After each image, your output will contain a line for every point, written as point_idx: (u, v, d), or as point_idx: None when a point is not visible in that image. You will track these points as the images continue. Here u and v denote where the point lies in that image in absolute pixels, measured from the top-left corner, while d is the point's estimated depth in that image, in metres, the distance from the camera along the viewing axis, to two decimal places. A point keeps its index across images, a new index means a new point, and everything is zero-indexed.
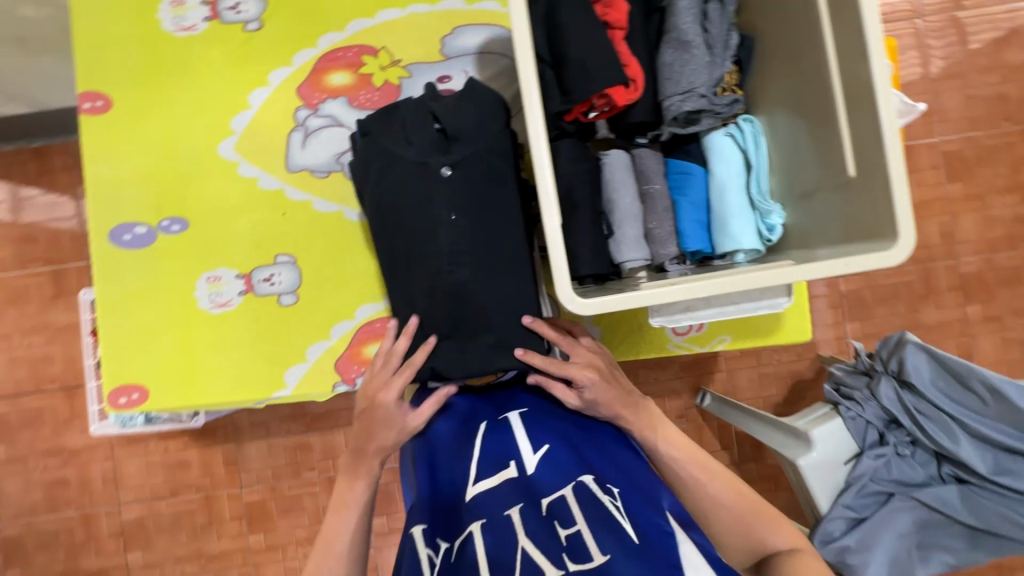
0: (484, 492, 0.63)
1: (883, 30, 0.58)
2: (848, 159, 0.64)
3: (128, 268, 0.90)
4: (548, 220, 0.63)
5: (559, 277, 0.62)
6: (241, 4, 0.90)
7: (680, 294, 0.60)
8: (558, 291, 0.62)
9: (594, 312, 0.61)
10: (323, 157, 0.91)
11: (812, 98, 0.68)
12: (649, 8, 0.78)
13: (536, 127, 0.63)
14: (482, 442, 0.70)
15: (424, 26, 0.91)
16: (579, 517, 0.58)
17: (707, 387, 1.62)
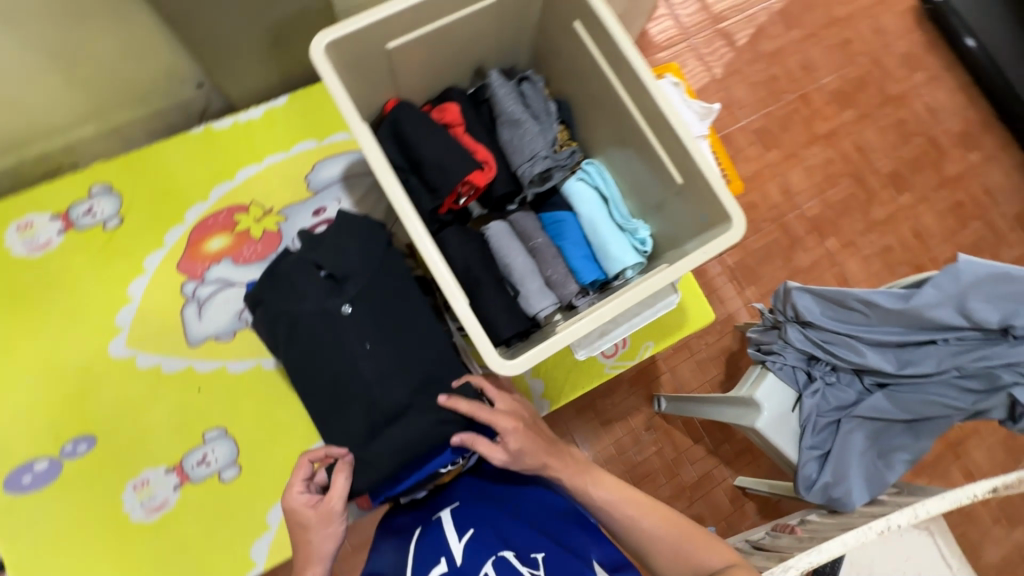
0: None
1: (651, 70, 0.73)
2: (673, 170, 0.77)
3: (37, 511, 0.82)
4: (456, 302, 0.68)
5: (484, 348, 0.66)
6: (95, 206, 0.90)
7: (589, 324, 0.67)
8: (489, 362, 0.66)
9: (525, 368, 0.66)
10: (224, 319, 0.90)
11: (628, 133, 0.82)
12: (476, 101, 0.90)
13: (416, 228, 0.69)
14: (415, 548, 0.75)
15: (285, 172, 0.97)
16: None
17: (659, 392, 1.75)
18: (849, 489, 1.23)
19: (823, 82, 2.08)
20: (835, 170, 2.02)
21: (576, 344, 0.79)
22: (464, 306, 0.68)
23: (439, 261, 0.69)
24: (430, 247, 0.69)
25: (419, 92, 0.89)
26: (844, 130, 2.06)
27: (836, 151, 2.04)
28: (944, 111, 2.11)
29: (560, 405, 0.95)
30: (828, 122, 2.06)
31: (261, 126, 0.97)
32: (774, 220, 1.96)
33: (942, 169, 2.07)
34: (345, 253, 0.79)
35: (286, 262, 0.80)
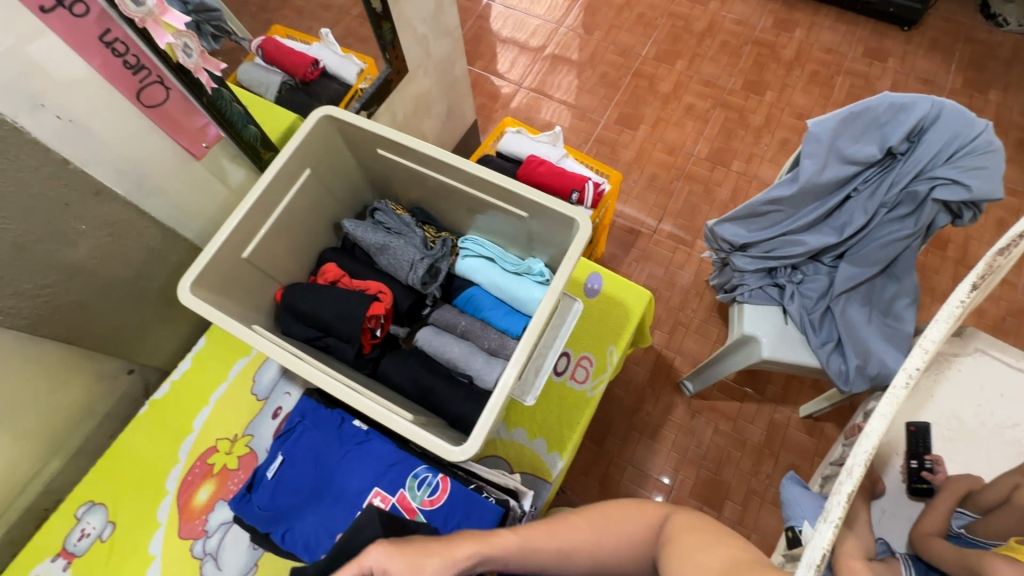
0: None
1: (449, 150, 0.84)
2: (518, 208, 0.86)
3: None
4: (394, 424, 0.69)
5: (437, 445, 0.68)
6: (86, 526, 0.94)
7: (512, 372, 0.70)
8: (446, 455, 0.68)
9: (481, 443, 0.68)
10: (242, 557, 0.91)
11: (473, 201, 0.91)
12: (349, 249, 0.99)
13: (328, 382, 0.72)
14: None
15: (233, 397, 1.03)
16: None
17: (681, 377, 1.74)
18: (881, 360, 1.23)
19: (644, 54, 2.30)
20: (700, 109, 2.18)
21: (521, 393, 0.81)
22: (404, 421, 0.69)
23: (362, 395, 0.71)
24: (343, 387, 0.72)
25: (299, 270, 0.98)
26: (686, 77, 2.24)
27: (691, 96, 2.21)
28: (752, 17, 2.33)
29: (571, 450, 0.95)
30: (668, 79, 2.25)
31: (194, 373, 1.04)
32: (679, 177, 2.07)
33: (782, 58, 2.24)
34: (325, 451, 0.77)
35: (271, 487, 0.75)
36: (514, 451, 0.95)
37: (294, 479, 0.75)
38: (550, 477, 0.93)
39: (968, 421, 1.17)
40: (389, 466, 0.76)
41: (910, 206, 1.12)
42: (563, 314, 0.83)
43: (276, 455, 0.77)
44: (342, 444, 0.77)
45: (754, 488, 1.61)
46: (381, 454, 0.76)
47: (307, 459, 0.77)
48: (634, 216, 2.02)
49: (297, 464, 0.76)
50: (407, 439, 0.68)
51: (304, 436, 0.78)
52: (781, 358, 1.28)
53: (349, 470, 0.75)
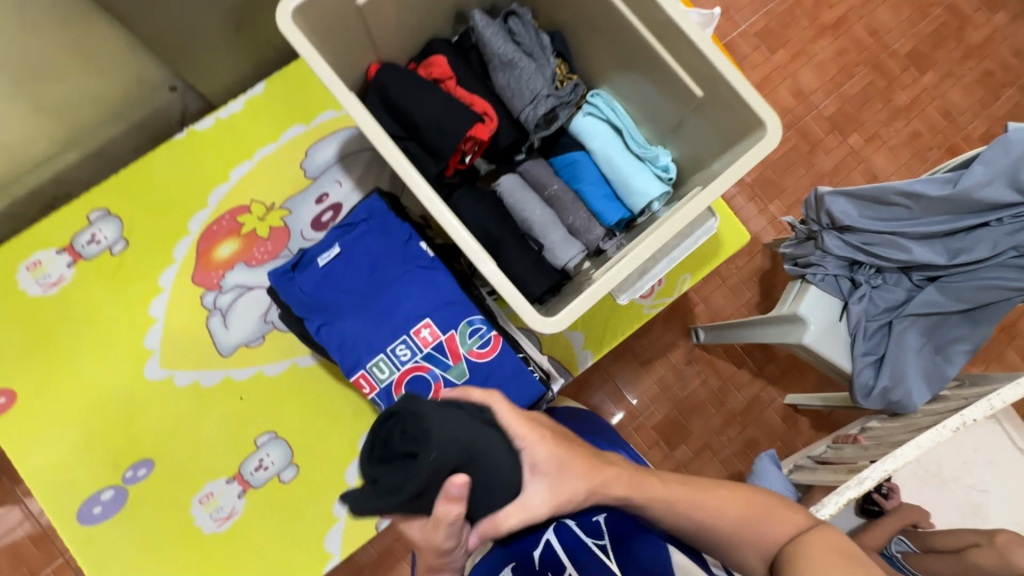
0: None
1: None
2: (691, 84, 0.71)
3: (114, 539, 0.82)
4: (483, 266, 0.63)
5: (523, 309, 0.62)
6: (97, 233, 0.88)
7: (630, 264, 0.63)
8: (530, 322, 0.63)
9: (568, 322, 0.63)
10: (250, 325, 0.88)
11: (635, 54, 0.75)
12: (462, 49, 0.82)
13: (426, 194, 0.63)
14: None
15: (280, 163, 0.93)
16: (568, 562, 0.61)
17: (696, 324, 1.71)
18: (910, 391, 1.20)
19: None
20: (850, 58, 1.88)
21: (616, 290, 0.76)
22: (495, 269, 0.63)
23: (460, 226, 0.63)
24: (441, 208, 0.64)
25: (400, 52, 0.82)
26: (856, 14, 1.89)
27: (849, 40, 1.89)
28: None
29: (604, 354, 0.91)
30: (836, 8, 1.90)
31: (244, 120, 0.92)
32: (791, 126, 1.84)
33: (967, 38, 1.91)
34: (384, 261, 0.69)
35: (320, 275, 0.69)
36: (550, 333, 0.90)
37: (345, 276, 0.69)
38: (575, 371, 0.91)
39: (944, 472, 1.18)
40: (444, 305, 0.70)
41: None
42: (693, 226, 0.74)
43: (333, 245, 0.70)
44: (404, 261, 0.70)
45: (710, 444, 1.68)
46: (440, 289, 0.70)
47: (364, 260, 0.69)
48: None
49: (352, 262, 0.69)
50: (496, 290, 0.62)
51: (367, 237, 0.70)
52: (819, 350, 1.22)
53: (404, 291, 0.69)
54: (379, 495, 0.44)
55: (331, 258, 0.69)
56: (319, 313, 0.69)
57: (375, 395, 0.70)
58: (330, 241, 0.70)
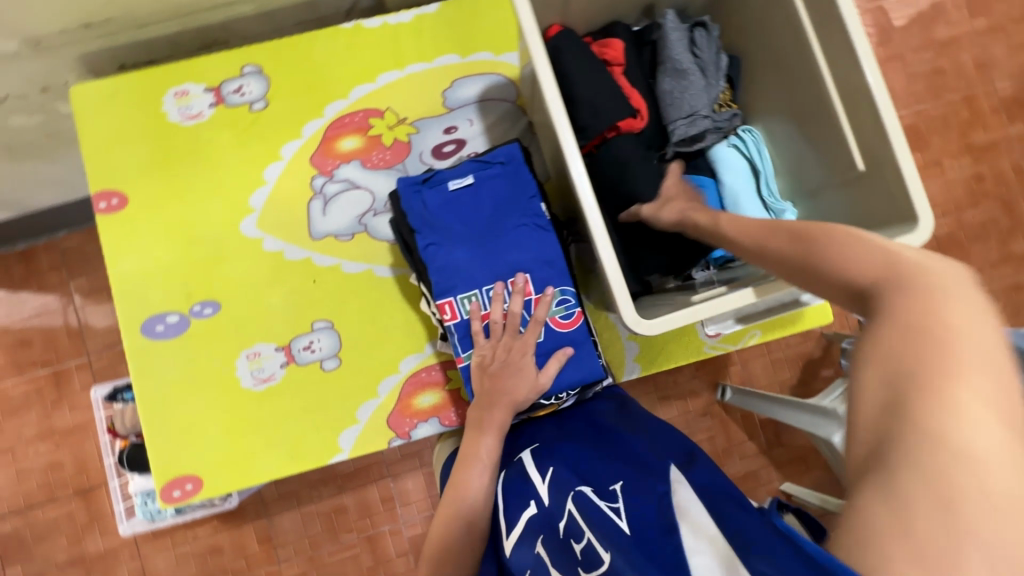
0: (519, 539, 0.62)
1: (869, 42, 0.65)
2: (856, 155, 0.70)
3: (165, 359, 0.88)
4: (603, 251, 0.65)
5: (625, 304, 0.65)
6: (244, 86, 0.93)
7: (734, 301, 0.65)
8: (624, 316, 0.65)
9: (659, 330, 0.65)
10: (345, 220, 0.92)
11: (807, 107, 0.75)
12: (639, 41, 0.83)
13: (578, 169, 0.66)
14: (503, 487, 0.69)
15: (424, 84, 0.95)
16: (587, 529, 0.55)
17: (725, 381, 1.50)
18: None
19: None
20: None
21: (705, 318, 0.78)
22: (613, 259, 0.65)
23: (593, 200, 0.66)
24: (584, 178, 0.67)
25: (581, 21, 0.83)
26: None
27: None
28: None
29: (651, 371, 0.92)
30: None
31: (409, 32, 0.94)
32: None
33: None
34: (506, 206, 0.75)
35: (447, 198, 0.76)
36: (608, 333, 0.91)
37: (467, 206, 0.75)
38: (619, 378, 0.92)
39: None
40: (544, 263, 0.75)
41: None
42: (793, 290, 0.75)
43: (466, 175, 0.76)
44: (523, 211, 0.76)
45: None
46: (545, 248, 0.75)
47: (488, 199, 0.76)
48: None
49: (477, 197, 0.76)
50: (606, 270, 0.65)
51: (498, 179, 0.76)
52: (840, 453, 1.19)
53: (514, 238, 0.75)
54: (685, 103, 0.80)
55: (461, 186, 0.76)
56: (433, 231, 0.75)
57: (454, 324, 0.74)
58: (465, 172, 0.77)
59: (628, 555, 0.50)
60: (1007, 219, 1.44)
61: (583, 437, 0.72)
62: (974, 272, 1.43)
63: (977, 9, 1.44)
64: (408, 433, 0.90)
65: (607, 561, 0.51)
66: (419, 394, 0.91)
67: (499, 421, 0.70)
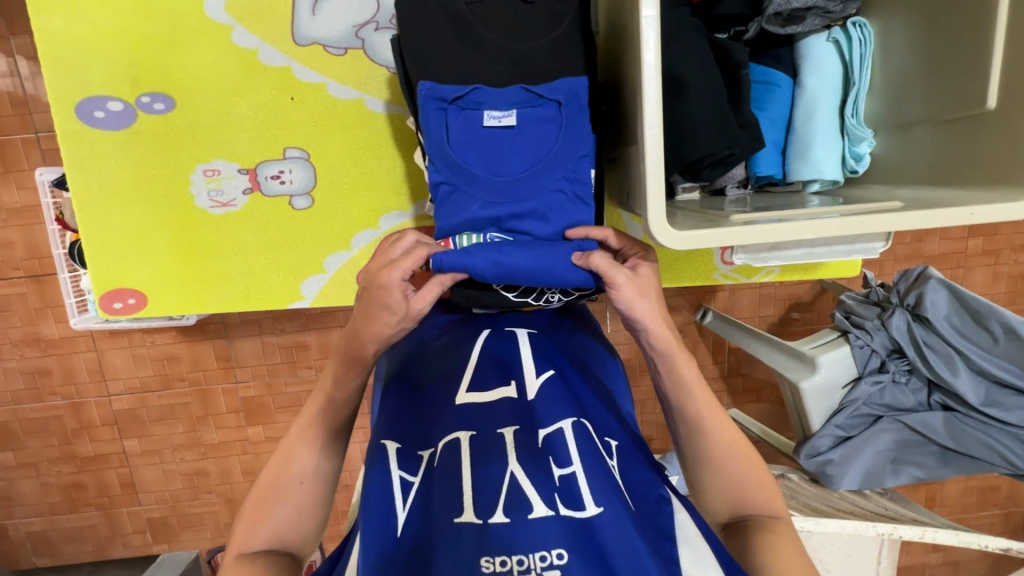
0: (475, 407, 0.50)
1: None
2: (991, 87, 0.53)
3: (107, 154, 0.75)
4: (649, 133, 0.50)
5: (655, 207, 0.52)
6: None
7: (784, 234, 0.53)
8: (651, 223, 0.52)
9: (686, 247, 0.53)
10: (339, 28, 0.74)
11: (955, 8, 0.56)
12: None
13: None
14: (481, 349, 0.56)
15: None
16: (576, 457, 0.46)
17: (709, 305, 1.38)
18: (846, 475, 1.08)
19: None
20: None
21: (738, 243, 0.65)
22: (657, 147, 0.50)
23: (656, 43, 0.48)
24: (652, 10, 0.48)
25: None
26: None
27: None
28: None
29: None
30: None
31: None
32: None
33: None
34: (548, 165, 0.58)
35: (477, 134, 0.58)
36: None
37: (501, 152, 0.58)
38: None
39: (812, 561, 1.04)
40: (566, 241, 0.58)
41: None
42: (859, 237, 0.62)
43: (510, 112, 0.58)
44: (565, 173, 0.58)
45: None
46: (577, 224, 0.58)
47: (527, 149, 0.58)
48: None
49: (517, 149, 0.58)
50: (646, 157, 0.50)
51: (549, 125, 0.58)
52: (802, 401, 1.08)
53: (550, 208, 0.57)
54: None
55: (499, 123, 0.58)
56: (449, 168, 0.58)
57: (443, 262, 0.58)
58: (510, 103, 0.59)
59: (621, 518, 0.43)
60: None
61: (570, 348, 0.60)
62: (995, 252, 1.34)
63: None
64: None
65: (596, 514, 0.43)
66: None
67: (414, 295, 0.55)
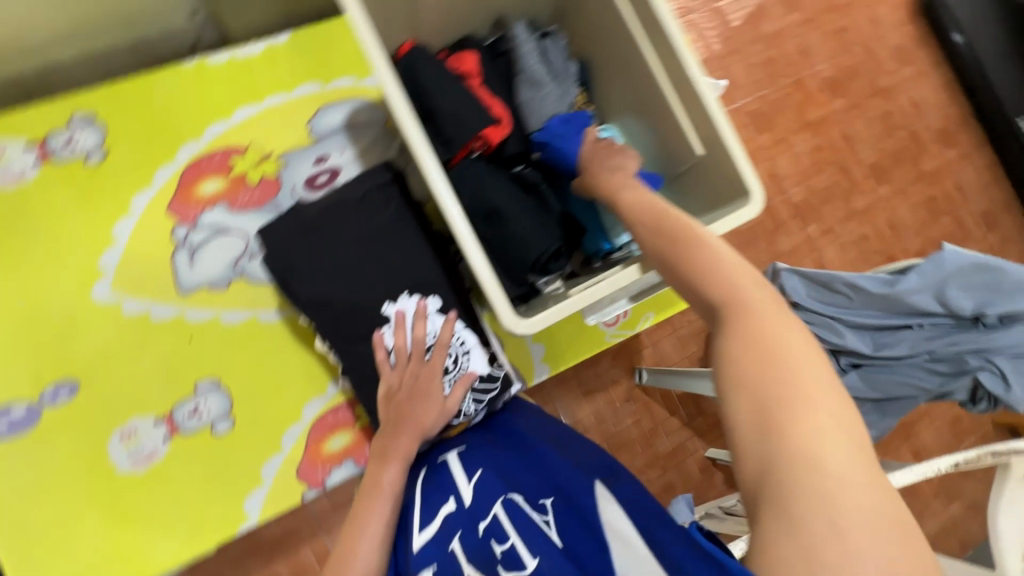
0: (430, 536, 0.57)
1: (684, 36, 0.70)
2: (694, 141, 0.73)
3: (13, 460, 0.76)
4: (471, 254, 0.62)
5: (499, 303, 0.61)
6: (75, 138, 0.83)
7: (605, 289, 0.64)
8: (504, 320, 0.62)
9: (535, 330, 0.63)
10: (217, 269, 0.85)
11: (648, 102, 0.79)
12: (493, 51, 0.84)
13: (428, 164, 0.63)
14: (422, 487, 0.63)
15: (285, 117, 0.91)
16: (510, 531, 0.54)
17: (641, 365, 1.49)
18: None
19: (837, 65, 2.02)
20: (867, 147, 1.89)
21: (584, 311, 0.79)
22: (483, 262, 0.62)
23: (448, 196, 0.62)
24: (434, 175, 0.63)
25: (435, 38, 0.83)
26: (904, 85, 1.77)
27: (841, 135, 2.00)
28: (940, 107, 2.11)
29: (558, 370, 0.94)
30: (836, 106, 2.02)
31: (262, 63, 0.90)
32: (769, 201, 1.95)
33: None
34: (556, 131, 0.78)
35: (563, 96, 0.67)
36: (513, 341, 0.92)
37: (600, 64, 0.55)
38: (530, 382, 0.93)
39: None
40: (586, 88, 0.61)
41: (950, 368, 1.15)
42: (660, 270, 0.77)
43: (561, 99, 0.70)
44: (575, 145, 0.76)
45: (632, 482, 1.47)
46: None
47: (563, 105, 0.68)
48: None
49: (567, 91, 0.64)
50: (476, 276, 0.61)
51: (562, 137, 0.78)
52: None
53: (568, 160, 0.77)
54: (551, 99, 0.81)
55: None
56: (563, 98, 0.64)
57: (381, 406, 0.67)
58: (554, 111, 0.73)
59: (559, 564, 0.50)
60: (845, 181, 1.71)
61: (501, 444, 0.68)
62: (828, 230, 1.69)
63: (791, 5, 1.72)
64: (322, 482, 0.84)
65: (535, 566, 0.50)
66: (329, 438, 0.85)
67: (404, 452, 0.64)
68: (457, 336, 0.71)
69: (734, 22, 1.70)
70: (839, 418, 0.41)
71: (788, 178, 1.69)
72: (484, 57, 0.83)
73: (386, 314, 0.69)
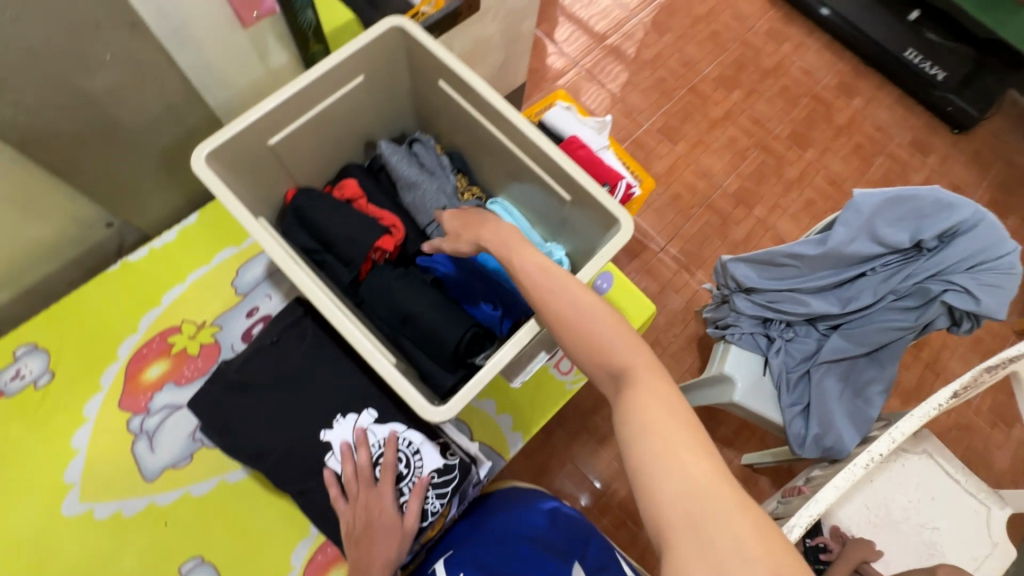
0: None
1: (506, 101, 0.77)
2: (560, 190, 0.81)
3: None
4: (380, 366, 0.67)
5: (413, 398, 0.65)
6: (21, 368, 0.88)
7: (511, 351, 0.68)
8: (424, 412, 0.65)
9: (455, 411, 0.65)
10: (178, 446, 0.87)
11: (514, 167, 0.86)
12: (374, 170, 0.94)
13: (321, 300, 0.69)
14: None
15: (209, 286, 0.97)
16: None
17: None
18: (840, 435, 1.20)
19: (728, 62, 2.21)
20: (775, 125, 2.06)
21: (510, 373, 0.86)
22: (389, 366, 0.67)
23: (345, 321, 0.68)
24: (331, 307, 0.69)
25: (317, 177, 0.92)
26: (789, 59, 1.95)
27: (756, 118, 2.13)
28: None
29: (532, 435, 0.94)
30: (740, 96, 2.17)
31: (177, 246, 0.98)
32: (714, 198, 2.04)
33: None
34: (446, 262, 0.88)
35: None
36: (478, 419, 0.93)
37: None
38: (507, 455, 0.93)
39: (892, 513, 1.12)
40: None
41: (918, 301, 1.08)
42: None
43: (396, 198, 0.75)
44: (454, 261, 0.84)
45: None
46: None
47: None
48: (646, 227, 1.73)
49: None
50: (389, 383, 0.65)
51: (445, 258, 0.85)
52: (749, 407, 1.24)
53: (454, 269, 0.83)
54: (429, 194, 0.89)
55: None
56: None
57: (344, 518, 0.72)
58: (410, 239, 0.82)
59: None
60: (772, 159, 1.83)
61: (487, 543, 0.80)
62: (774, 207, 1.77)
63: (662, 30, 1.93)
64: None
65: None
66: None
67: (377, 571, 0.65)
68: (405, 437, 0.76)
69: (619, 57, 1.88)
70: (694, 445, 0.52)
71: (718, 173, 1.80)
72: (364, 178, 0.91)
73: (325, 441, 0.76)
